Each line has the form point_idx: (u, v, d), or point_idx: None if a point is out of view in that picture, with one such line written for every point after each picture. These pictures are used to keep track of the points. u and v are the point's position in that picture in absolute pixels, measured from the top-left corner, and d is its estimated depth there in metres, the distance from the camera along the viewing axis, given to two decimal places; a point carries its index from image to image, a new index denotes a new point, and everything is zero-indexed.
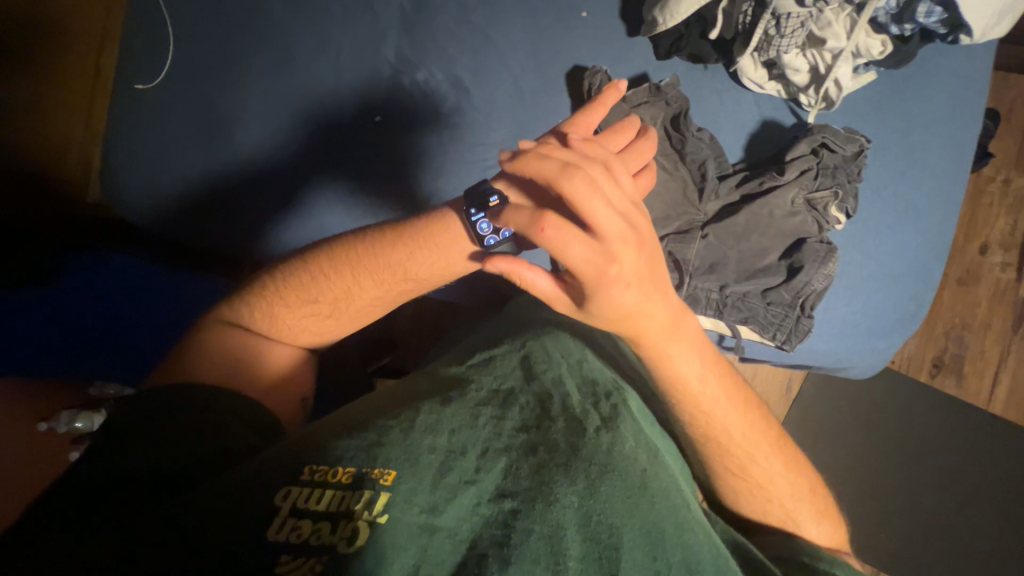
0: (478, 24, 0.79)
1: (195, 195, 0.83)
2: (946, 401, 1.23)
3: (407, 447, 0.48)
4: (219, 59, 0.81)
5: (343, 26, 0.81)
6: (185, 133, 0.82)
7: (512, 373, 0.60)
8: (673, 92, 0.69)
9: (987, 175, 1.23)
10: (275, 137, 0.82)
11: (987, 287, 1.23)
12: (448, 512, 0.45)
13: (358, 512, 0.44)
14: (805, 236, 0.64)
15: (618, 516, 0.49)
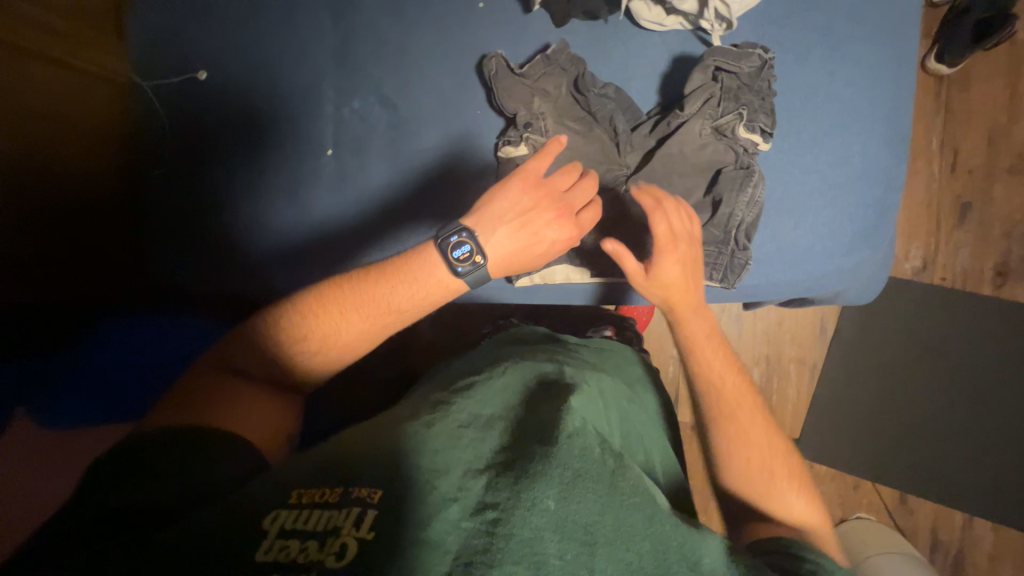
0: (393, 45, 0.85)
1: (173, 252, 0.88)
2: (1011, 312, 1.08)
3: (392, 469, 0.46)
4: (175, 128, 0.89)
5: (282, 74, 0.89)
6: (158, 201, 0.88)
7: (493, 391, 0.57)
8: (564, 54, 0.69)
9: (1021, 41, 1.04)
10: (242, 187, 0.88)
11: None
12: (433, 525, 0.43)
13: (345, 528, 0.43)
14: (722, 166, 0.63)
15: (607, 527, 0.44)
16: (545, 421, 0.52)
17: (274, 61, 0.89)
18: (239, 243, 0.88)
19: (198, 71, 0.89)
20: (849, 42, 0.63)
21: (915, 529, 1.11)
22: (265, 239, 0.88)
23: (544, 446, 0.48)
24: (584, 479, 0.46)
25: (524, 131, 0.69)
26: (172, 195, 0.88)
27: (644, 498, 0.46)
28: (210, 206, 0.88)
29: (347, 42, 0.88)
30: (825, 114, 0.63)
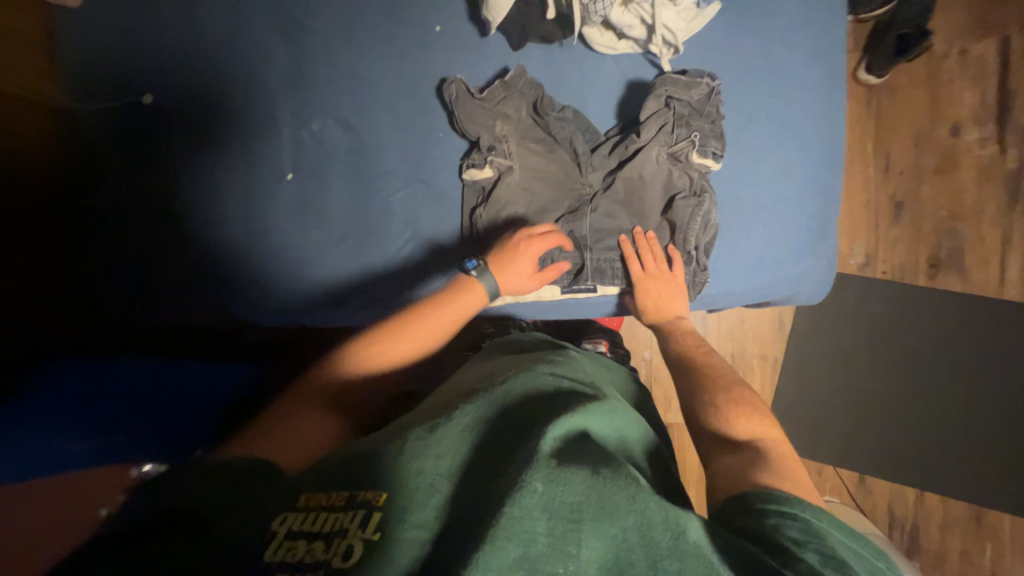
0: (348, 66, 0.84)
1: (127, 287, 0.84)
2: (947, 300, 1.16)
3: (385, 463, 0.42)
4: (118, 156, 0.84)
5: (232, 97, 0.86)
6: (102, 233, 0.83)
7: (492, 391, 0.52)
8: (523, 80, 0.70)
9: (942, 50, 1.13)
10: (195, 214, 0.84)
11: (969, 169, 1.13)
12: (418, 527, 0.38)
13: (351, 528, 0.38)
14: (677, 190, 0.68)
15: (593, 508, 0.39)
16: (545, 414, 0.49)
17: (222, 82, 0.85)
18: (195, 270, 0.84)
19: (142, 95, 0.84)
20: (786, 63, 0.68)
21: (873, 506, 1.18)
22: (225, 266, 0.85)
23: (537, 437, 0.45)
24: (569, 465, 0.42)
25: (488, 155, 0.70)
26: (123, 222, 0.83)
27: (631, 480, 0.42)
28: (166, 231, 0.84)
29: (299, 64, 0.85)
30: (768, 133, 0.68)
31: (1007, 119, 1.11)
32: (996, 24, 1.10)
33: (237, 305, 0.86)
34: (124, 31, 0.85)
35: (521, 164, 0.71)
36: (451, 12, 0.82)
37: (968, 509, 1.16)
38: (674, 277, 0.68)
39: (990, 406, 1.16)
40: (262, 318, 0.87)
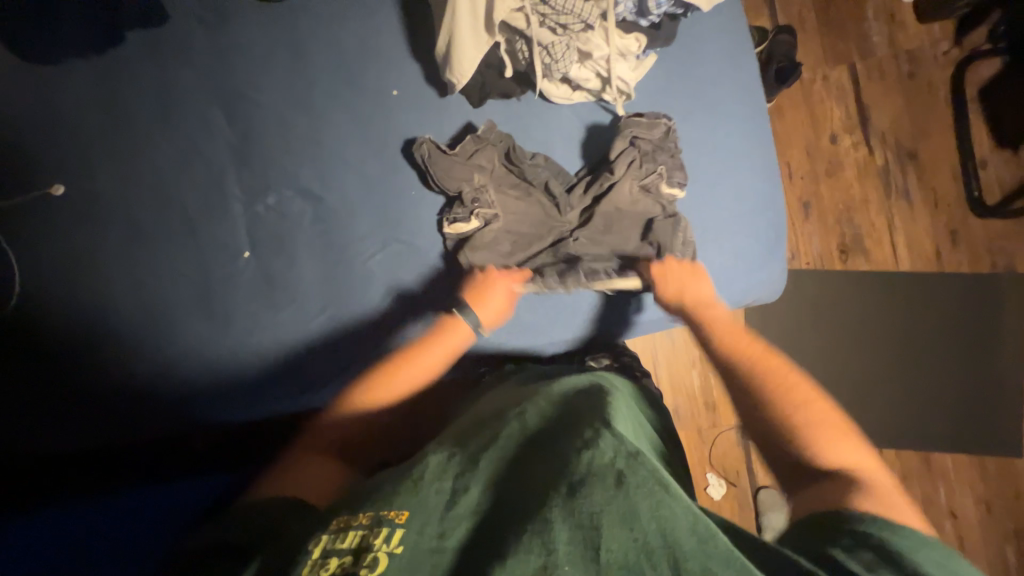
0: (302, 136, 0.82)
1: (85, 394, 0.80)
2: (861, 278, 1.35)
3: (413, 489, 0.46)
4: (64, 260, 0.82)
5: (179, 183, 0.84)
6: (54, 341, 0.80)
7: (524, 405, 0.57)
8: (503, 137, 0.74)
9: (809, 77, 1.37)
10: (149, 308, 0.81)
11: (851, 169, 1.36)
12: (455, 537, 0.44)
13: (376, 544, 0.42)
14: (653, 217, 0.74)
15: (612, 517, 0.42)
16: (570, 421, 0.52)
17: (172, 169, 0.84)
18: (166, 370, 0.81)
19: (51, 186, 0.83)
20: (720, 98, 0.77)
21: None
22: (198, 365, 0.81)
23: (560, 455, 0.47)
24: (590, 480, 0.44)
25: (472, 207, 0.72)
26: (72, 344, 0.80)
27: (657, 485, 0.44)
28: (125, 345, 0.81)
29: (248, 139, 0.83)
30: (715, 161, 0.77)
31: (870, 125, 1.36)
32: (845, 53, 1.36)
33: (205, 412, 0.81)
34: (72, 133, 0.84)
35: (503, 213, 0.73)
36: (405, 75, 0.83)
37: (921, 458, 1.29)
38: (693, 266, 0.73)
39: (920, 363, 1.32)
40: (239, 409, 0.81)
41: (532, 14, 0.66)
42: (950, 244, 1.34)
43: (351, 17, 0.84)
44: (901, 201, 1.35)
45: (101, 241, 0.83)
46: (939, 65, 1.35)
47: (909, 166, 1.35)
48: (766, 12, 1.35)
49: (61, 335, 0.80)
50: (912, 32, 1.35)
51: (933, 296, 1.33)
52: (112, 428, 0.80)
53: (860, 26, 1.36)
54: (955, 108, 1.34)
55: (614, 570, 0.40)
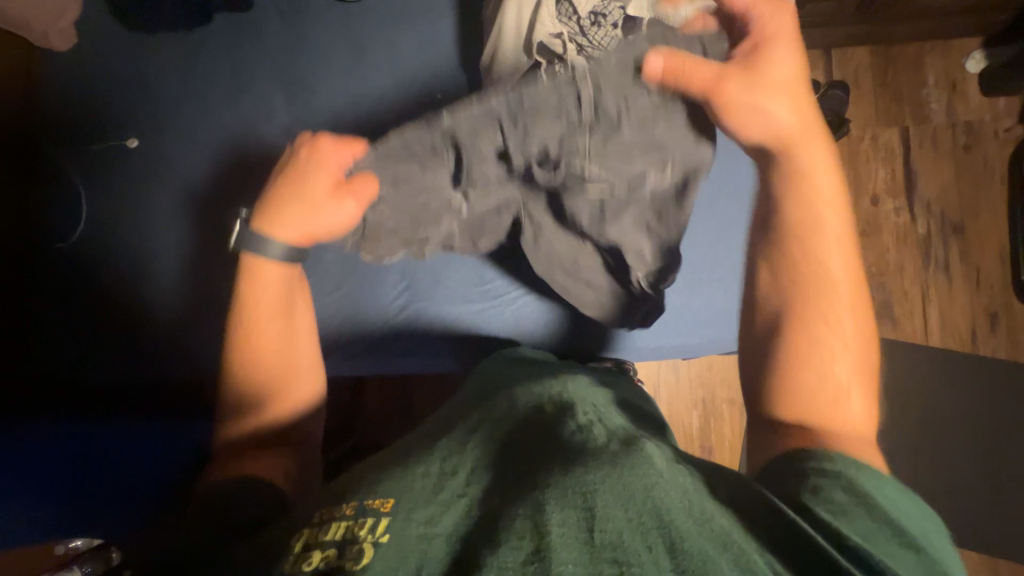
0: (349, 124, 0.89)
1: (133, 324, 0.91)
2: (886, 347, 1.29)
3: (401, 480, 0.44)
4: (129, 206, 0.94)
5: (234, 151, 0.92)
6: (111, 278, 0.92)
7: (506, 403, 0.56)
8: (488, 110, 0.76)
9: (857, 135, 1.34)
10: (195, 260, 0.92)
11: (890, 234, 1.32)
12: (444, 518, 0.40)
13: (362, 535, 0.40)
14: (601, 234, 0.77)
15: (607, 495, 0.39)
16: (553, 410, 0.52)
17: (229, 137, 0.93)
18: (205, 316, 0.90)
19: (130, 141, 0.94)
20: None
21: None
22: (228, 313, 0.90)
23: (548, 443, 0.47)
24: (580, 461, 0.43)
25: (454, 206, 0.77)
26: (131, 280, 0.92)
27: (647, 470, 0.42)
28: (175, 288, 0.91)
29: (301, 120, 0.91)
30: None
31: (915, 192, 1.32)
32: (898, 116, 1.33)
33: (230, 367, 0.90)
34: (154, 95, 0.95)
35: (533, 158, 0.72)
36: (450, 82, 0.87)
37: None
38: (754, 85, 0.63)
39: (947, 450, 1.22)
40: None
41: (569, 43, 0.65)
42: (986, 328, 1.27)
43: (410, 22, 0.90)
44: (939, 274, 1.30)
45: (162, 194, 0.93)
46: (997, 142, 1.30)
47: (952, 240, 1.30)
48: (819, 65, 1.35)
49: (127, 268, 0.93)
50: (974, 103, 1.31)
51: (964, 379, 1.25)
52: (153, 363, 0.90)
53: (918, 91, 1.33)
54: (1010, 188, 1.29)
55: (612, 552, 0.36)
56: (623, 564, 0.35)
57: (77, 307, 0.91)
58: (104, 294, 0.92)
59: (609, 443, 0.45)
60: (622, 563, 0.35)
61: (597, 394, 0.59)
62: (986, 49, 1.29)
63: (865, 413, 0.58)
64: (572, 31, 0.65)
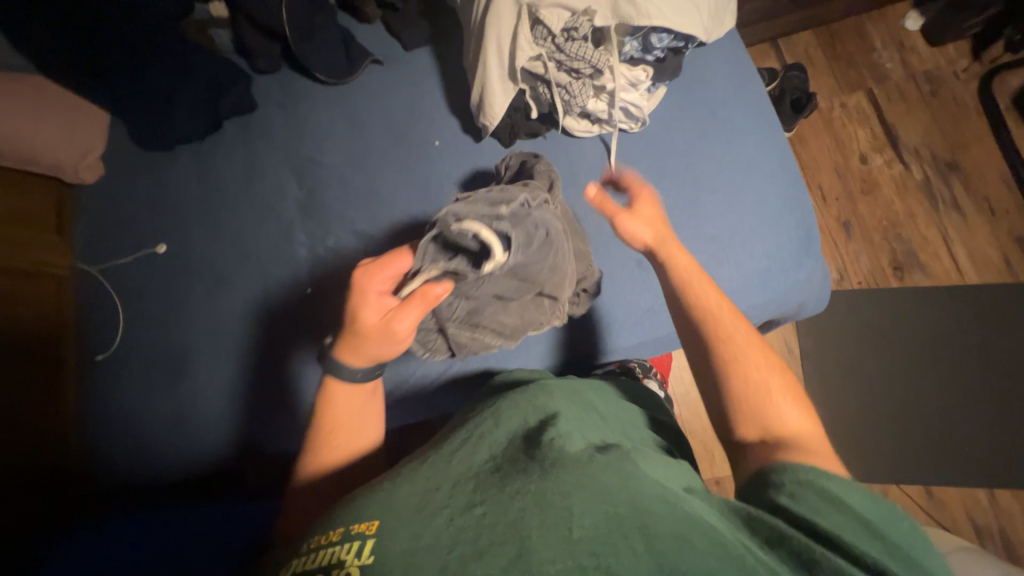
0: (358, 186, 0.96)
1: (172, 417, 0.91)
2: (924, 295, 1.26)
3: (389, 501, 0.44)
4: (158, 304, 0.97)
5: (254, 232, 0.98)
6: (148, 376, 0.94)
7: (479, 416, 0.57)
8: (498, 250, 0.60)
9: (827, 105, 1.41)
10: (227, 343, 0.93)
11: (889, 186, 1.34)
12: (428, 532, 0.40)
13: (347, 560, 0.40)
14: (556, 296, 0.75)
15: (582, 494, 0.42)
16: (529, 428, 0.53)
17: (249, 223, 0.99)
18: (248, 395, 0.91)
19: (157, 246, 1.01)
20: (735, 113, 0.82)
21: (949, 518, 1.13)
22: (271, 389, 0.90)
23: (529, 450, 0.49)
24: (561, 464, 0.46)
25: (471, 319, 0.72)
26: (167, 375, 0.93)
27: (622, 469, 0.46)
28: (215, 369, 0.93)
29: (313, 193, 0.97)
30: (736, 170, 0.80)
31: (899, 143, 1.36)
32: (859, 80, 1.41)
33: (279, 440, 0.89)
34: (174, 200, 1.03)
35: (547, 270, 0.68)
36: (444, 128, 0.95)
37: None
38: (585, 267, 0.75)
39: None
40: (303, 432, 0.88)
41: (550, 61, 0.74)
42: (1019, 253, 1.25)
43: (398, 89, 1.00)
44: (951, 212, 1.29)
45: (190, 288, 0.97)
46: (961, 81, 1.36)
47: (952, 178, 1.31)
48: (771, 54, 1.45)
49: (161, 361, 0.94)
50: (925, 54, 1.39)
51: (1014, 309, 1.21)
52: (203, 455, 0.89)
53: (870, 55, 1.42)
54: (987, 119, 1.33)
55: (588, 546, 0.38)
56: (601, 555, 0.37)
57: (122, 410, 0.92)
58: (141, 393, 0.93)
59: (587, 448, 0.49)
60: (600, 555, 0.37)
61: (570, 394, 0.62)
62: (919, 7, 1.40)
63: (803, 419, 0.55)
64: (549, 49, 0.73)
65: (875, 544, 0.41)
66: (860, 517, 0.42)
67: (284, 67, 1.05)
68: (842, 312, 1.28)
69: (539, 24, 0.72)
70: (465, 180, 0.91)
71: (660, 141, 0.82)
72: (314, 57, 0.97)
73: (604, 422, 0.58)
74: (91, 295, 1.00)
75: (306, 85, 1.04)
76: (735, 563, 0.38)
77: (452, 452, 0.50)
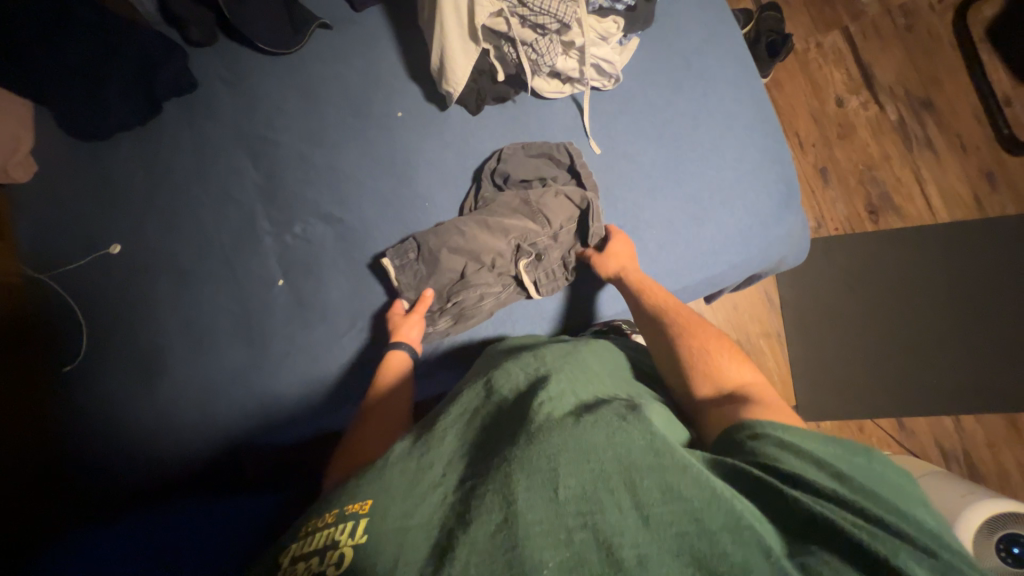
0: (320, 166, 0.90)
1: (151, 421, 0.87)
2: (897, 237, 1.28)
3: (380, 479, 0.47)
4: (121, 308, 0.92)
5: (215, 224, 0.92)
6: (118, 382, 0.89)
7: (473, 388, 0.59)
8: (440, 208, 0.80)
9: (803, 47, 1.37)
10: (202, 341, 0.90)
11: (864, 128, 1.33)
12: (420, 509, 0.44)
13: (341, 539, 0.44)
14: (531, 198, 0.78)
15: (568, 454, 0.44)
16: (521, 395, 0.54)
17: (208, 214, 0.93)
18: (230, 393, 0.88)
19: (111, 245, 0.94)
20: (712, 63, 0.78)
21: (919, 445, 1.21)
22: (254, 386, 0.88)
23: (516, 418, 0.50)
24: (547, 427, 0.47)
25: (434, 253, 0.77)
26: (140, 379, 0.89)
27: (609, 424, 0.46)
28: (195, 368, 0.89)
29: (273, 178, 0.91)
30: (715, 124, 0.77)
31: (875, 83, 1.33)
32: (835, 17, 1.36)
33: (269, 434, 0.88)
34: (122, 194, 0.95)
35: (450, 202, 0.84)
36: (406, 98, 0.88)
37: (1007, 421, 1.19)
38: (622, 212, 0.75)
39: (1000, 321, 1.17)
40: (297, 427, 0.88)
41: (511, 17, 0.69)
42: (988, 189, 1.27)
43: (352, 56, 0.91)
44: (925, 152, 1.30)
45: (154, 287, 0.92)
46: (936, 13, 1.33)
47: (926, 116, 1.31)
48: None
49: (133, 366, 0.89)
50: None
51: (984, 244, 1.24)
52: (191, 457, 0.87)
53: None
54: (962, 52, 1.30)
55: (574, 504, 0.41)
56: (586, 512, 0.40)
57: (95, 420, 0.87)
58: (114, 400, 0.88)
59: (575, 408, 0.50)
60: (585, 513, 0.40)
61: (567, 357, 0.61)
62: None
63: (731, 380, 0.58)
64: (511, 4, 0.69)
65: (844, 488, 0.42)
66: (829, 467, 0.44)
67: (223, 37, 0.95)
68: (819, 259, 1.30)
69: None
70: (433, 151, 0.85)
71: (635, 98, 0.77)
72: (252, 23, 0.87)
73: (599, 376, 0.59)
74: (39, 302, 0.92)
75: (249, 57, 0.94)
76: (724, 514, 0.39)
77: (445, 427, 0.52)
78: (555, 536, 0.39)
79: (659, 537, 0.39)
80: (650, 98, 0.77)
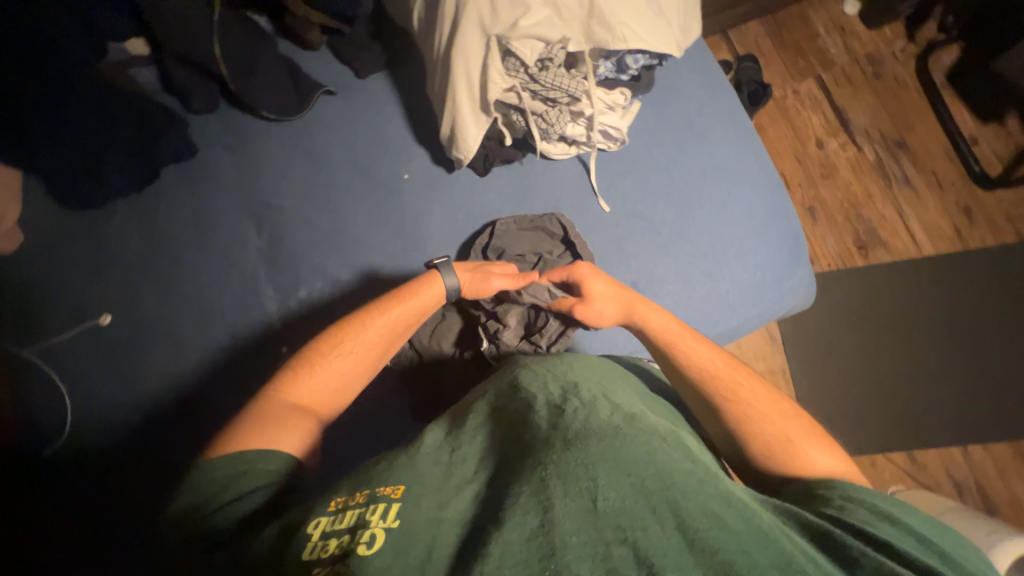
0: (326, 228, 0.88)
1: (140, 508, 0.80)
2: (887, 269, 1.32)
3: (413, 468, 0.46)
4: (108, 383, 0.86)
5: (215, 290, 0.89)
6: (105, 465, 0.82)
7: (500, 386, 0.57)
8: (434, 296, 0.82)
9: (780, 94, 1.45)
10: (196, 415, 0.84)
11: (845, 168, 1.39)
12: (452, 506, 0.43)
13: (371, 519, 0.42)
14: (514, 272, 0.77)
15: (607, 465, 0.42)
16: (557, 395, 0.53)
17: (205, 280, 0.90)
18: None
19: (100, 316, 0.89)
20: (712, 123, 0.81)
21: (934, 478, 1.20)
22: None
23: (548, 416, 0.48)
24: (585, 433, 0.45)
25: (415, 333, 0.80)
26: (128, 463, 0.82)
27: (649, 441, 0.45)
28: (186, 441, 0.83)
29: (276, 241, 0.89)
30: (719, 180, 0.79)
31: (850, 125, 1.41)
32: (808, 67, 1.45)
33: None
34: (114, 262, 0.92)
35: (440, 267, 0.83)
36: (412, 159, 0.89)
37: (1015, 450, 1.20)
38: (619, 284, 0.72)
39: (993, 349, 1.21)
40: None
41: (523, 92, 0.71)
42: (967, 222, 1.33)
43: (356, 120, 0.92)
44: (904, 189, 1.36)
45: (147, 359, 0.87)
46: (900, 61, 1.43)
47: (901, 155, 1.38)
48: (723, 47, 1.47)
49: (119, 443, 0.83)
50: (865, 38, 1.45)
51: (969, 273, 1.29)
52: None
53: (816, 42, 1.46)
54: (927, 95, 1.40)
55: (614, 519, 0.39)
56: (626, 526, 0.39)
57: (81, 509, 0.81)
58: (102, 485, 0.82)
59: (612, 416, 0.47)
60: (625, 528, 0.38)
61: (591, 366, 0.60)
62: None
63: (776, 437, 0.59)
64: (523, 80, 0.71)
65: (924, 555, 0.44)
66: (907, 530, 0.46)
67: (224, 102, 0.96)
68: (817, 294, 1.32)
69: (511, 55, 0.69)
70: (441, 211, 0.85)
71: (641, 160, 0.80)
72: (258, 95, 0.89)
73: (625, 385, 0.58)
74: (25, 380, 0.87)
75: (253, 123, 0.95)
76: (773, 553, 0.39)
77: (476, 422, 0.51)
78: (592, 547, 0.38)
79: (701, 564, 0.37)
80: (655, 157, 0.80)
